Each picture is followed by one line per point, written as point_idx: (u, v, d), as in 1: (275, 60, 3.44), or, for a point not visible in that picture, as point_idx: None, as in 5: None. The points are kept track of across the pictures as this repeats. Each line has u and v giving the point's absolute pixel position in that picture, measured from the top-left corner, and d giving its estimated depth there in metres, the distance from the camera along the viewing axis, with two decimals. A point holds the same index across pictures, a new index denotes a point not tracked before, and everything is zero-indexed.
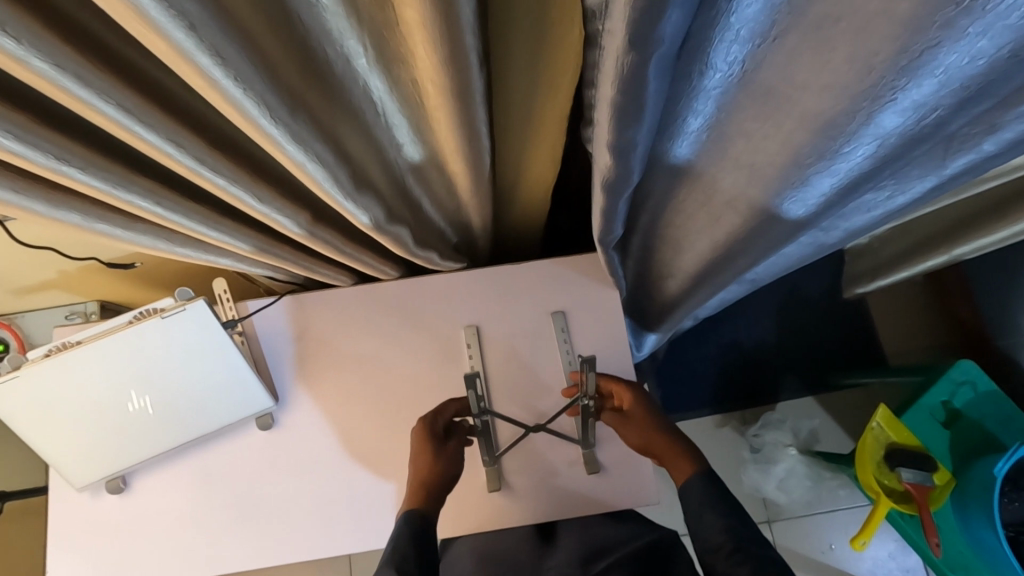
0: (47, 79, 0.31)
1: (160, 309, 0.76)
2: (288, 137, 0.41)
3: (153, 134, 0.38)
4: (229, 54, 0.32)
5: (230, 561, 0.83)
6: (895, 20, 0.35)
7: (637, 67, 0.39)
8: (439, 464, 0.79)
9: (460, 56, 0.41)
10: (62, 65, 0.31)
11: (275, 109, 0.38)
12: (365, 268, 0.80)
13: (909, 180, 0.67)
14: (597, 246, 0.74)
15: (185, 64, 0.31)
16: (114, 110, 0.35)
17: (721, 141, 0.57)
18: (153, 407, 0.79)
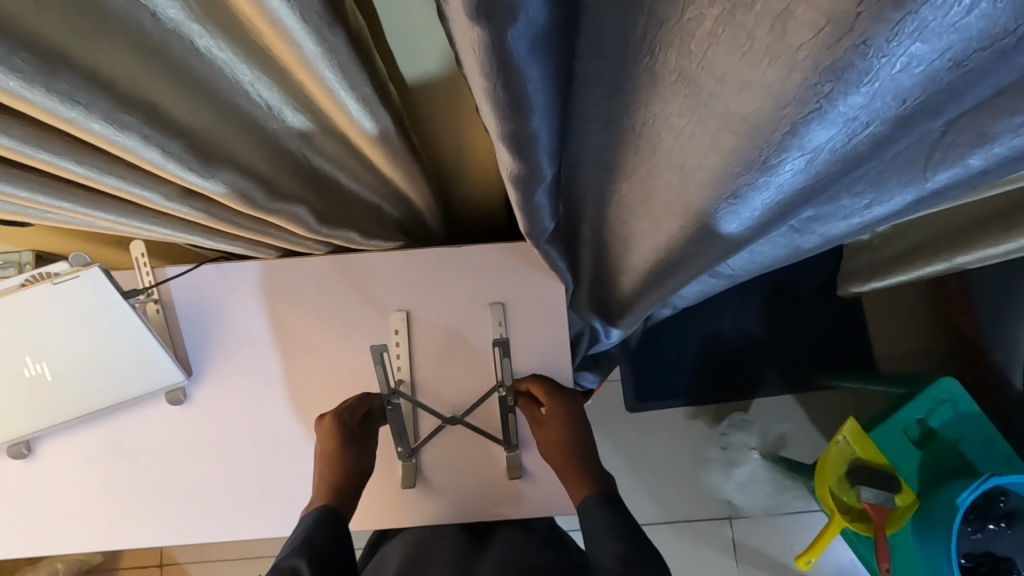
0: None
1: (51, 274, 0.70)
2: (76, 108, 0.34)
3: None
4: None
5: (138, 536, 0.82)
6: (813, 5, 0.26)
7: (495, 43, 0.31)
8: (348, 462, 0.72)
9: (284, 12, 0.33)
10: None
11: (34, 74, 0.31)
12: (282, 242, 0.73)
13: (887, 190, 0.58)
14: (528, 238, 0.66)
15: None
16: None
17: (652, 139, 0.48)
18: (50, 374, 0.74)
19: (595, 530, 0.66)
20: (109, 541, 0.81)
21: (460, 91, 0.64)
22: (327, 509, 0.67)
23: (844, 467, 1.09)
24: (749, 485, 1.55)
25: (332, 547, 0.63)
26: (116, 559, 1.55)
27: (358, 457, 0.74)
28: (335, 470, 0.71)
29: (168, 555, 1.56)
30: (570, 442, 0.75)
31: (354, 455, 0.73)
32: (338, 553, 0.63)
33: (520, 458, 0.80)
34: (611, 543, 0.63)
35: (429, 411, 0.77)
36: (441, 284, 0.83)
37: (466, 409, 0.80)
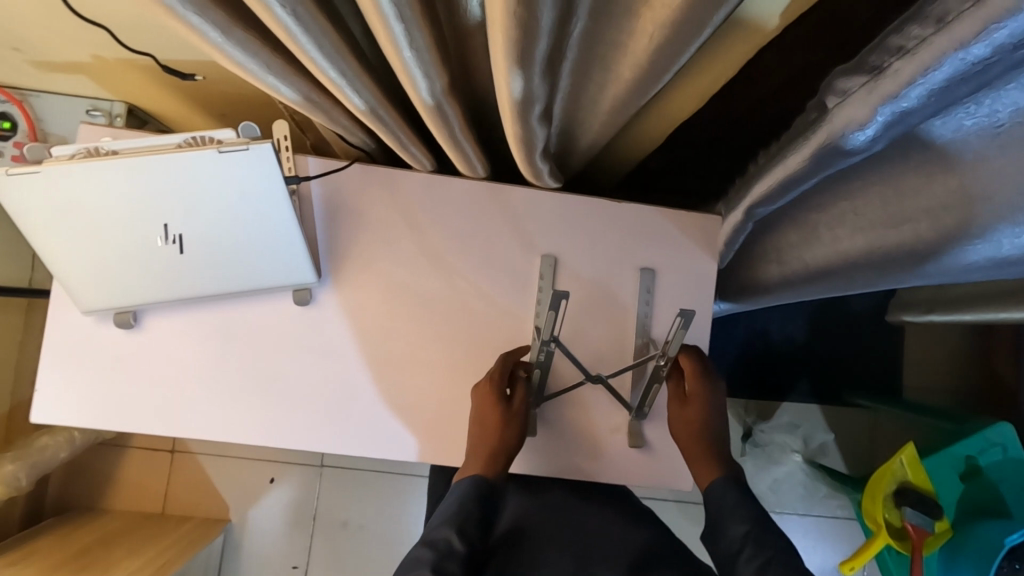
0: None
1: (216, 140, 0.63)
2: None
3: None
4: None
5: (233, 430, 0.77)
6: None
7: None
8: (498, 424, 0.73)
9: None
10: None
11: None
12: (460, 160, 0.68)
13: None
14: (737, 212, 0.64)
15: None
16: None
17: (984, 145, 0.45)
18: (184, 247, 0.69)
19: (731, 509, 0.68)
20: (202, 432, 0.77)
21: (713, 45, 0.59)
22: (479, 480, 0.70)
23: (892, 487, 1.13)
24: (781, 482, 1.64)
25: (481, 520, 0.68)
26: (128, 437, 1.53)
27: (510, 419, 0.74)
28: (485, 429, 0.73)
29: (182, 442, 1.55)
30: (709, 427, 0.74)
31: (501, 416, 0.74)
32: (485, 524, 0.68)
33: (642, 427, 0.81)
34: (750, 526, 0.65)
35: (575, 364, 0.77)
36: (595, 237, 0.81)
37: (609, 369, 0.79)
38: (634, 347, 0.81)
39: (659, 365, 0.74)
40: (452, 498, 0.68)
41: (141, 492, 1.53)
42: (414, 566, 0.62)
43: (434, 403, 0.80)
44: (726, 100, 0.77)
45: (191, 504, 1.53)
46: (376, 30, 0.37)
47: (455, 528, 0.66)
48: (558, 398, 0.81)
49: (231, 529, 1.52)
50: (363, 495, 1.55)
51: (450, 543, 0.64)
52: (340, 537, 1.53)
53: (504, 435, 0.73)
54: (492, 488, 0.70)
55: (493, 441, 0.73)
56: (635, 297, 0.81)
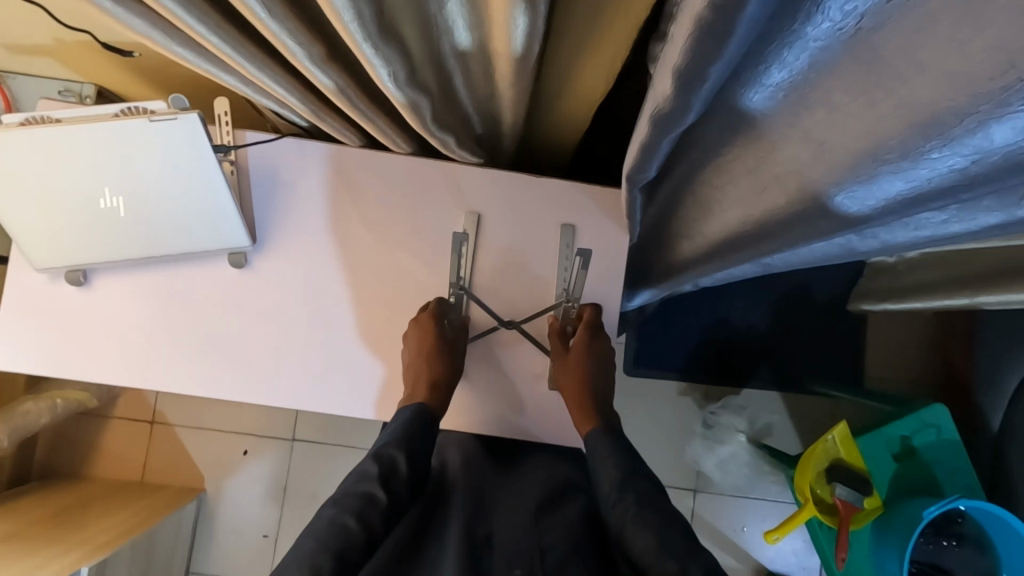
0: None
1: (149, 110, 0.69)
2: None
3: None
4: None
5: (175, 383, 0.84)
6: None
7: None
8: (434, 356, 0.80)
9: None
10: None
11: None
12: (374, 131, 0.74)
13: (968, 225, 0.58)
14: (624, 182, 0.68)
15: None
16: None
17: (800, 107, 0.50)
18: (124, 210, 0.75)
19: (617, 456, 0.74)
20: (146, 384, 0.84)
21: (597, 26, 0.64)
22: (423, 407, 0.79)
23: (824, 464, 1.17)
24: (727, 463, 1.67)
25: (423, 440, 0.77)
26: (110, 407, 1.61)
27: (445, 355, 0.82)
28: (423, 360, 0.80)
29: (161, 414, 1.62)
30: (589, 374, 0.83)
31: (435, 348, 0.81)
32: (427, 443, 0.77)
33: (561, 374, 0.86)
34: None
35: (489, 311, 0.85)
36: (516, 202, 0.86)
37: (524, 317, 0.86)
38: (552, 302, 0.87)
39: None
40: (397, 423, 0.76)
41: (121, 460, 1.61)
42: (361, 477, 0.72)
43: (361, 363, 0.86)
44: (636, 83, 0.82)
45: (168, 474, 1.61)
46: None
47: (400, 447, 0.74)
48: (480, 342, 0.87)
49: (204, 498, 1.59)
50: (330, 469, 1.61)
51: (395, 461, 0.73)
52: (308, 509, 1.60)
53: (440, 370, 0.81)
54: (432, 413, 0.79)
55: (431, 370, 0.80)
56: (557, 259, 0.87)
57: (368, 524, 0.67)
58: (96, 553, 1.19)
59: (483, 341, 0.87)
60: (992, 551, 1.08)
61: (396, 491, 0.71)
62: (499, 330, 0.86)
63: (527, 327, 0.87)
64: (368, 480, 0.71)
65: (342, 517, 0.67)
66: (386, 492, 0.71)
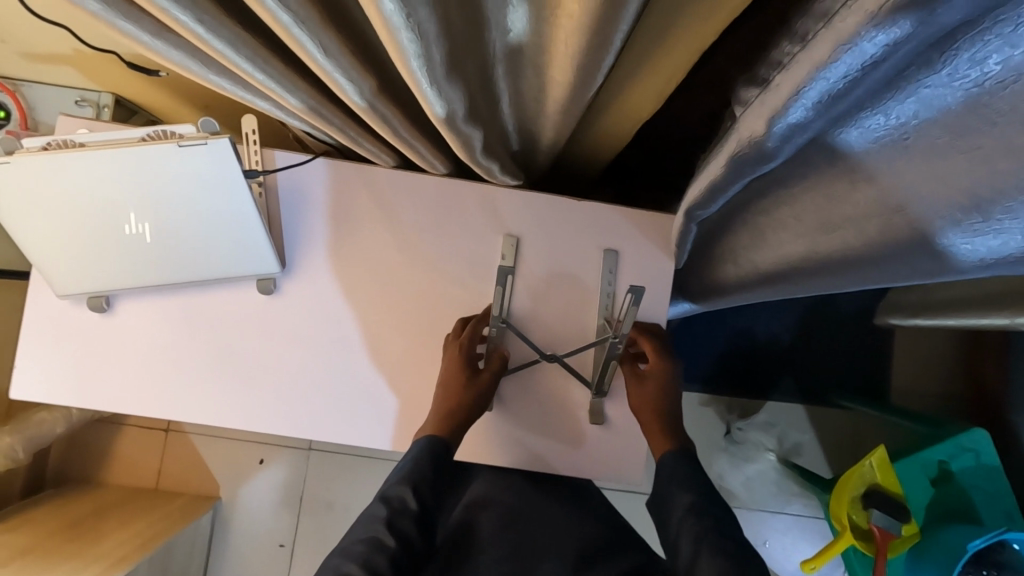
0: None
1: (178, 135, 0.66)
2: None
3: None
4: None
5: (200, 412, 0.81)
6: None
7: (886, 49, 0.29)
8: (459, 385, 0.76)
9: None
10: None
11: None
12: (412, 155, 0.70)
13: None
14: (680, 213, 0.64)
15: None
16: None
17: (892, 156, 0.46)
18: (150, 235, 0.72)
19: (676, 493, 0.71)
20: (170, 413, 0.81)
21: (657, 51, 0.60)
22: (433, 438, 0.74)
23: (861, 490, 1.13)
24: (754, 481, 1.65)
25: (434, 477, 0.72)
26: (124, 414, 1.59)
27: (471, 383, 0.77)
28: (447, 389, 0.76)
29: (175, 422, 1.60)
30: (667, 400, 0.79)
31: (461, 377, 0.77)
32: (438, 483, 0.72)
33: (604, 405, 0.83)
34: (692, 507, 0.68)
35: (529, 344, 0.80)
36: (556, 228, 0.83)
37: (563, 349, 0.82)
38: (592, 334, 0.83)
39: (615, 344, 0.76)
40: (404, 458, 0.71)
41: (136, 468, 1.59)
42: (369, 520, 0.68)
43: (392, 392, 0.82)
44: (686, 102, 0.77)
45: (183, 482, 1.59)
46: (294, 45, 0.40)
47: (409, 486, 0.70)
48: (515, 375, 0.83)
49: (220, 506, 1.58)
50: (347, 478, 1.59)
51: (404, 500, 0.69)
52: (325, 518, 1.58)
53: (463, 400, 0.76)
54: (441, 442, 0.74)
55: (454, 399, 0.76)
56: (598, 287, 0.83)
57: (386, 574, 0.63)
58: (117, 567, 1.17)
59: (519, 374, 0.82)
60: None
61: (406, 533, 0.67)
62: (537, 364, 0.82)
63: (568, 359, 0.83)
64: (375, 524, 0.67)
65: (346, 564, 0.63)
66: (397, 537, 0.66)
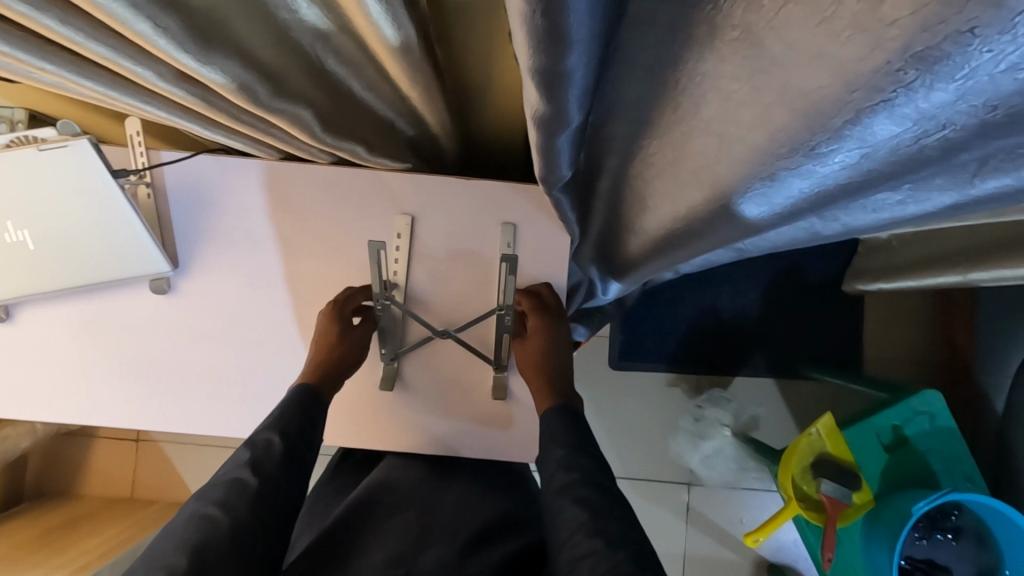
0: None
1: (38, 139, 0.66)
2: None
3: None
4: None
5: (108, 415, 0.82)
6: None
7: None
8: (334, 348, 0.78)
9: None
10: None
11: None
12: (283, 145, 0.70)
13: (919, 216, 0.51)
14: (544, 185, 0.63)
15: None
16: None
17: (697, 95, 0.44)
18: (31, 243, 0.72)
19: (555, 465, 0.69)
20: (82, 418, 0.82)
21: (501, 11, 0.59)
22: (304, 389, 0.75)
23: (810, 458, 1.10)
24: (713, 459, 1.56)
25: (305, 419, 0.72)
26: (95, 426, 1.61)
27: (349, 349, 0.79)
28: (323, 348, 0.77)
29: (145, 431, 1.62)
30: (548, 361, 0.80)
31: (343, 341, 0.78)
32: (308, 422, 0.73)
33: (508, 380, 0.83)
34: (568, 480, 0.66)
35: (421, 322, 0.80)
36: (452, 205, 0.81)
37: (460, 325, 0.82)
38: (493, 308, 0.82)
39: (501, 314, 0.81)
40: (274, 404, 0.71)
41: (109, 477, 1.61)
42: (232, 464, 0.67)
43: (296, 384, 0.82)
44: None
45: (155, 489, 1.60)
46: (40, 26, 0.39)
47: (276, 431, 0.70)
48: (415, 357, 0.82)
49: None
50: None
51: (269, 443, 0.69)
52: None
53: (337, 361, 0.78)
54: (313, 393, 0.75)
55: (326, 359, 0.77)
56: (498, 262, 0.82)
57: (232, 508, 0.61)
58: (78, 573, 1.19)
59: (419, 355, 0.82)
60: (991, 544, 1.01)
61: (270, 471, 0.66)
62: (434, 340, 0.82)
63: (466, 335, 0.83)
64: (239, 466, 0.66)
65: (204, 508, 0.61)
66: (258, 475, 0.65)
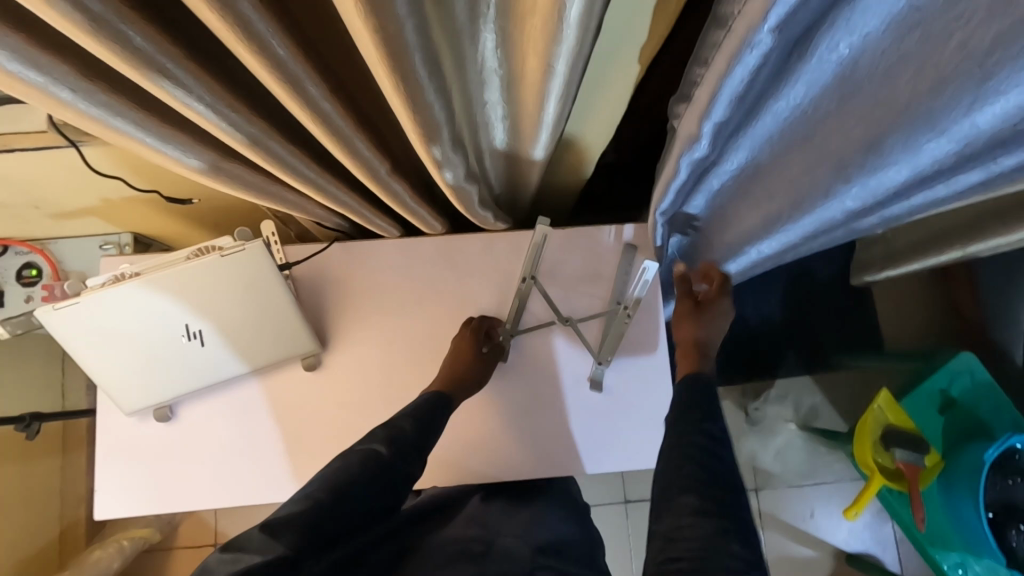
0: (231, 28, 0.34)
1: (218, 247, 0.78)
2: (416, 92, 0.43)
3: (296, 82, 0.41)
4: (400, 17, 0.34)
5: (265, 493, 0.88)
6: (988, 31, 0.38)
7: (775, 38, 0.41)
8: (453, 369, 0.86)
9: (584, 31, 0.42)
10: (245, 11, 0.33)
11: (420, 69, 0.40)
12: (419, 220, 0.82)
13: (960, 197, 0.66)
14: (651, 215, 0.76)
15: (359, 22, 0.33)
16: (281, 55, 0.38)
17: (803, 126, 0.58)
18: (204, 340, 0.82)
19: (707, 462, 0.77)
20: (243, 499, 0.87)
21: (601, 84, 0.73)
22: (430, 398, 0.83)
23: (879, 432, 1.21)
24: (785, 452, 1.71)
25: (433, 426, 0.80)
26: (172, 538, 1.60)
27: (466, 374, 0.86)
28: (448, 366, 0.86)
29: (223, 534, 1.61)
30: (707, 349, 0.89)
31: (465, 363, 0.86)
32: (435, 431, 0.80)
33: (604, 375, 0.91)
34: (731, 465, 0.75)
35: (550, 306, 0.90)
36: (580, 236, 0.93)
37: (577, 315, 0.92)
38: (609, 307, 0.92)
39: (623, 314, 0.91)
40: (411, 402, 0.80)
41: None
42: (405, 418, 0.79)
43: None
44: (636, 127, 0.91)
45: None
46: (334, 146, 0.51)
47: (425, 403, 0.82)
48: (538, 388, 0.92)
49: None
50: None
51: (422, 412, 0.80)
52: None
53: (457, 376, 0.86)
54: (439, 407, 0.82)
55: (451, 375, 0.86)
56: (614, 279, 0.93)
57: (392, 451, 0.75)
58: None
59: (542, 385, 0.92)
60: None
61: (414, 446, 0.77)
62: (553, 325, 0.92)
63: (580, 327, 0.92)
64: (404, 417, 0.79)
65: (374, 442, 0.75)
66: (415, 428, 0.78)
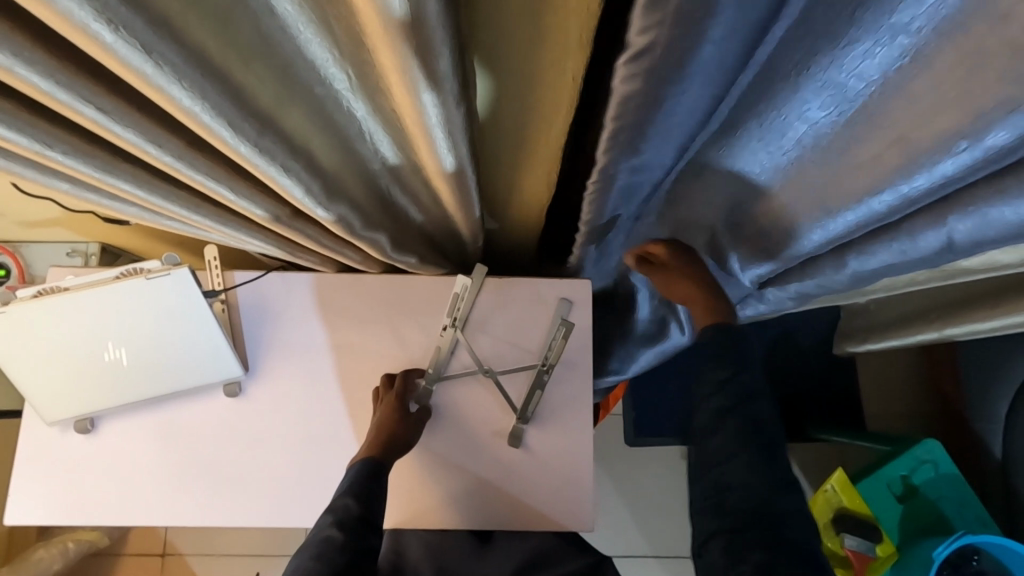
0: (40, 90, 0.36)
1: (145, 269, 0.80)
2: (240, 141, 0.45)
3: (134, 134, 0.43)
4: (177, 69, 0.37)
5: (174, 516, 0.88)
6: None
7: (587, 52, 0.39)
8: (382, 431, 0.84)
9: (404, 97, 0.45)
10: (52, 76, 0.36)
11: (228, 119, 0.43)
12: (345, 257, 0.84)
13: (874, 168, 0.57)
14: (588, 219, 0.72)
15: (134, 79, 0.36)
16: (105, 112, 0.40)
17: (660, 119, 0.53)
18: (125, 359, 0.84)
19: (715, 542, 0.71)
20: (152, 521, 0.88)
21: None
22: (367, 464, 0.80)
23: (830, 514, 1.17)
24: None
25: (376, 494, 0.78)
26: (122, 544, 1.61)
27: (399, 435, 0.84)
28: (377, 430, 0.84)
29: (172, 545, 1.61)
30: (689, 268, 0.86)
31: (398, 424, 0.85)
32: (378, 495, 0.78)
33: (525, 431, 0.90)
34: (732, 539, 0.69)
35: (472, 355, 0.89)
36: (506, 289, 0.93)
37: (500, 367, 0.92)
38: (534, 362, 0.92)
39: (542, 371, 0.91)
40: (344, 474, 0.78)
41: None
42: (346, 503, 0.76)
43: None
44: None
45: None
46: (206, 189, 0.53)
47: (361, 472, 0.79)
48: (456, 437, 0.91)
49: None
50: None
51: (358, 480, 0.79)
52: None
53: (394, 438, 0.83)
54: (377, 468, 0.80)
55: (385, 438, 0.83)
56: (543, 333, 0.92)
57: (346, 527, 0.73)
58: None
59: (462, 435, 0.91)
60: None
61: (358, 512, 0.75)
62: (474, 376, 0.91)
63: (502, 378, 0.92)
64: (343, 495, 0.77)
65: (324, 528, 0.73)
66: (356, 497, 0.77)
